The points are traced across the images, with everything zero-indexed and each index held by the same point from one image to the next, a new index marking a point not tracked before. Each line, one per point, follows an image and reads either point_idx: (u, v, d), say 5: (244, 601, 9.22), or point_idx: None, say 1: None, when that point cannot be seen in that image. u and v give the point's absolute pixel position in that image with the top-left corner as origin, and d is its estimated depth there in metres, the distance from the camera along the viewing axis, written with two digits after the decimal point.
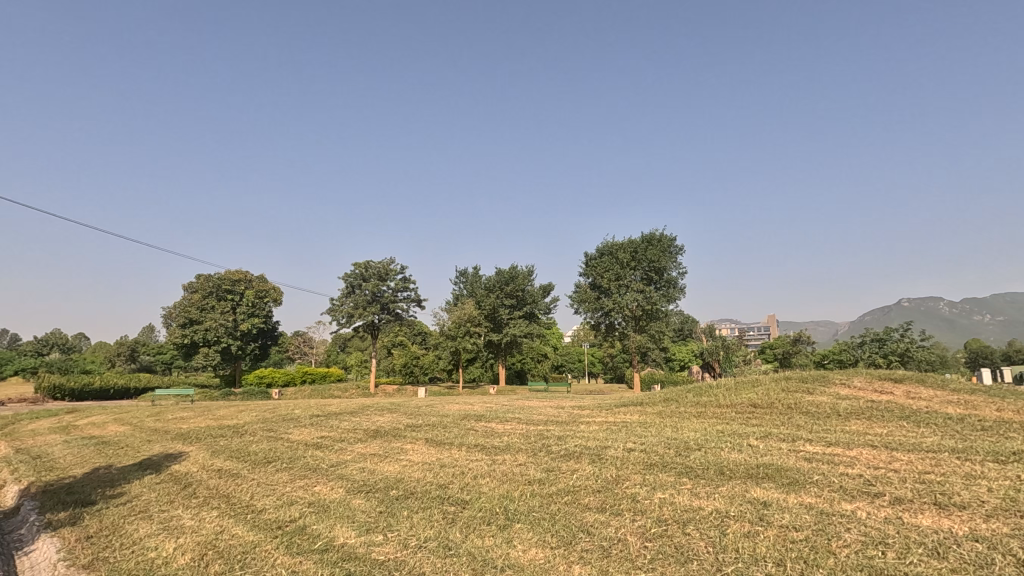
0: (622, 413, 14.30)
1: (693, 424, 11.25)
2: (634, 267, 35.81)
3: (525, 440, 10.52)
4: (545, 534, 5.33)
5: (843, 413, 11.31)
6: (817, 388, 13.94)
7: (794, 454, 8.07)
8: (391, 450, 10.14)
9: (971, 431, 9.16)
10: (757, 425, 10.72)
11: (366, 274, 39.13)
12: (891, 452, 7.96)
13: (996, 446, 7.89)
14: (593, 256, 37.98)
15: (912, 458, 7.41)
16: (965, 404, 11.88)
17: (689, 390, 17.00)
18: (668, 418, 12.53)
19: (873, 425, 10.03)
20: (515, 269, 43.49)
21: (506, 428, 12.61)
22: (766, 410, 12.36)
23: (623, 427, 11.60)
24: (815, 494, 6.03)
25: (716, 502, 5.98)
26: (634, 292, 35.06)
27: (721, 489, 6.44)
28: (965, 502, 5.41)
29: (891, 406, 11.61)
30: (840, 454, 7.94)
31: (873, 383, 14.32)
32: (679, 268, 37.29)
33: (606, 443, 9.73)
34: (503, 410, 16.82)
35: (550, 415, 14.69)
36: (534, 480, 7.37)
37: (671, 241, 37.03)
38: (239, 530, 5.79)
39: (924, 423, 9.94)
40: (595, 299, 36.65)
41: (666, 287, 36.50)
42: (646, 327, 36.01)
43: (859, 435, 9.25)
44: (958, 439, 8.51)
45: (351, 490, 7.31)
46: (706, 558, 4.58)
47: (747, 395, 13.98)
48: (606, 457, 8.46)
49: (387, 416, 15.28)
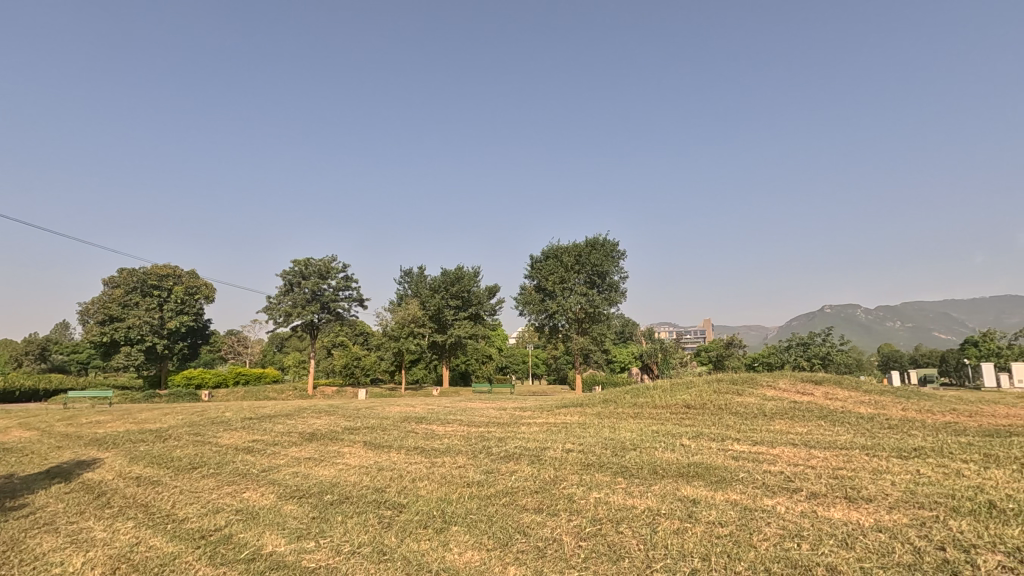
0: (563, 414, 14.54)
1: (630, 425, 11.57)
2: (578, 270, 36.50)
3: (466, 442, 10.51)
4: (481, 536, 5.34)
5: (769, 413, 11.96)
6: (746, 389, 14.70)
7: (722, 452, 8.48)
8: (328, 453, 9.85)
9: (879, 429, 9.94)
10: (690, 425, 11.16)
11: (306, 271, 37.93)
12: (810, 450, 8.49)
13: (900, 442, 8.58)
14: (538, 258, 38.34)
15: (827, 455, 7.94)
16: (876, 404, 12.84)
17: (627, 391, 17.52)
18: (607, 418, 12.88)
19: (794, 424, 10.70)
20: (461, 270, 43.25)
21: (448, 430, 12.53)
22: (698, 410, 12.91)
23: (563, 428, 11.79)
24: (740, 491, 6.35)
25: (648, 500, 6.19)
26: (578, 295, 35.65)
27: (654, 488, 6.67)
28: (872, 496, 5.84)
29: (811, 406, 12.40)
30: (764, 452, 8.40)
31: (796, 384, 15.24)
32: (621, 273, 38.26)
33: (546, 444, 9.85)
34: (444, 411, 16.73)
35: (491, 416, 14.73)
36: (473, 481, 7.37)
37: (614, 245, 37.96)
38: (157, 541, 5.46)
39: (840, 422, 10.68)
40: (539, 301, 37.01)
41: (609, 291, 37.41)
42: (589, 329, 36.68)
43: (782, 434, 9.82)
44: (868, 437, 9.21)
45: (282, 496, 7.03)
46: (638, 555, 4.71)
47: (682, 396, 14.54)
48: (544, 458, 8.57)
49: (325, 419, 14.84)
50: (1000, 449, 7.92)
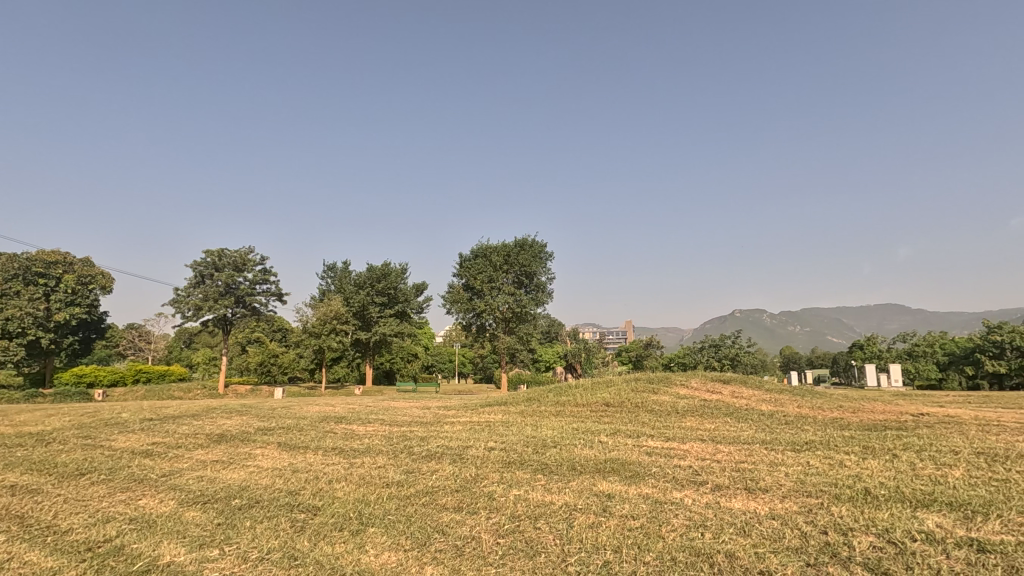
0: (486, 412, 14.61)
1: (551, 423, 11.83)
2: (506, 270, 36.82)
3: (387, 442, 10.31)
4: (399, 537, 5.26)
5: (682, 410, 12.63)
6: (661, 388, 15.44)
7: (637, 449, 8.86)
8: (237, 455, 9.32)
9: (777, 424, 10.78)
10: (609, 422, 11.56)
11: (219, 262, 35.68)
12: (716, 445, 9.06)
13: (794, 437, 9.35)
14: (467, 256, 38.26)
15: (731, 450, 8.51)
16: (776, 402, 13.89)
17: (550, 390, 17.88)
18: (529, 417, 13.08)
19: (703, 421, 11.39)
20: (387, 267, 42.33)
21: (369, 429, 12.25)
22: (616, 408, 13.42)
23: (487, 427, 11.85)
24: (651, 485, 6.67)
25: (566, 496, 6.36)
26: (506, 295, 35.94)
27: (571, 484, 6.86)
28: (768, 487, 6.31)
29: (719, 404, 13.24)
30: (675, 448, 8.87)
31: (706, 383, 16.20)
32: (548, 274, 38.98)
33: (469, 443, 9.85)
34: (365, 411, 16.27)
35: (414, 415, 14.51)
36: (392, 481, 7.24)
37: (542, 247, 38.59)
38: (33, 556, 4.92)
39: (743, 419, 11.48)
40: (467, 300, 36.93)
41: (536, 291, 38.00)
42: (516, 329, 37.11)
43: (692, 430, 10.41)
44: (767, 432, 9.96)
45: (184, 502, 6.56)
46: (553, 550, 4.83)
47: (602, 395, 15.02)
48: (466, 457, 8.57)
49: (235, 419, 14.01)
50: (876, 441, 8.83)
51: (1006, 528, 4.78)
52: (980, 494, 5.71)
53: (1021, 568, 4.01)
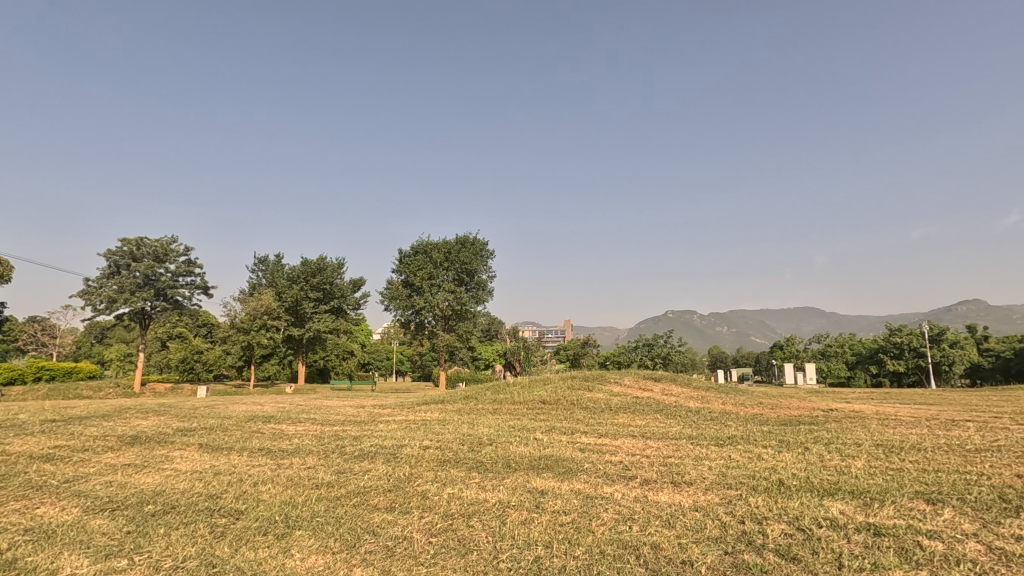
0: (422, 411, 14.41)
1: (488, 421, 11.85)
2: (447, 267, 36.57)
3: (318, 442, 9.98)
4: (327, 539, 5.11)
5: (615, 407, 12.97)
6: (596, 385, 15.85)
7: (571, 445, 9.05)
8: (152, 458, 8.73)
9: (703, 420, 11.31)
10: (544, 419, 11.72)
11: (138, 252, 33.33)
12: (646, 440, 9.39)
13: (718, 432, 9.83)
14: (406, 253, 37.62)
15: (659, 445, 8.85)
16: (703, 399, 14.57)
17: (488, 388, 17.91)
18: (466, 415, 13.03)
19: (634, 418, 11.76)
20: (323, 261, 40.98)
21: (299, 429, 11.82)
22: (552, 405, 13.63)
23: (422, 425, 11.72)
24: (583, 480, 6.83)
25: (500, 493, 6.39)
26: (446, 292, 35.68)
27: (506, 481, 6.89)
28: (693, 480, 6.61)
29: (650, 401, 13.73)
30: (607, 444, 9.13)
31: (639, 381, 16.74)
32: (489, 272, 39.02)
33: (403, 441, 9.71)
34: (295, 409, 15.65)
35: (347, 414, 14.10)
36: (323, 482, 7.02)
37: (483, 245, 38.55)
38: None
39: (673, 415, 11.98)
40: (406, 296, 36.30)
41: (477, 289, 37.94)
42: (455, 326, 36.92)
43: (624, 427, 10.74)
44: (694, 428, 10.41)
45: (89, 509, 6.07)
46: (485, 548, 4.84)
47: (539, 392, 15.22)
48: (401, 456, 8.44)
49: (151, 420, 13.11)
50: (791, 436, 9.44)
51: (899, 512, 5.25)
52: (877, 482, 6.24)
53: (910, 549, 4.41)
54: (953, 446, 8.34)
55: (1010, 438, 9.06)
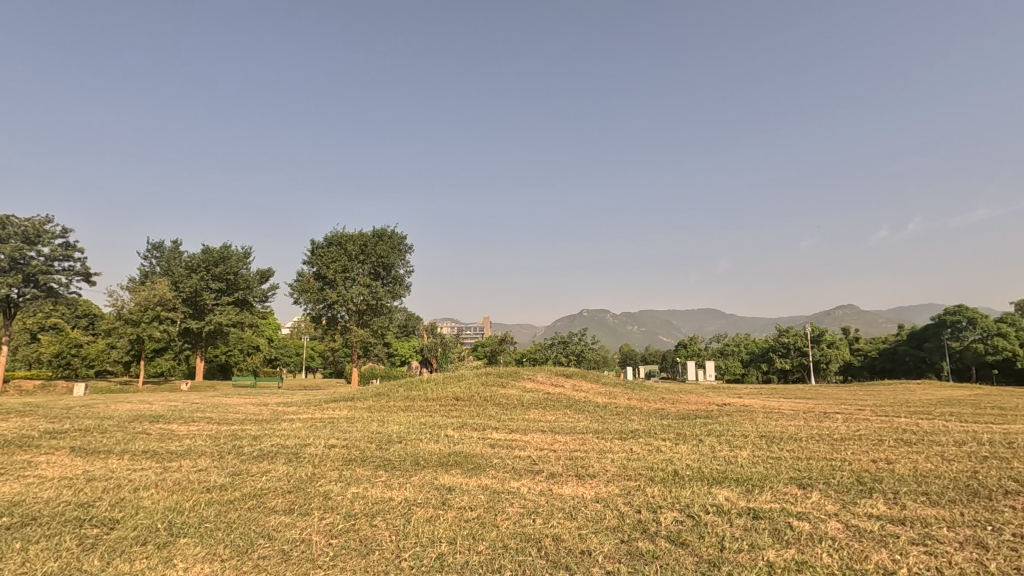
0: (330, 409, 13.88)
1: (399, 418, 11.64)
2: (362, 260, 35.53)
3: (213, 442, 9.32)
4: (216, 546, 4.79)
5: (528, 403, 13.19)
6: (509, 381, 16.05)
7: (481, 441, 9.11)
8: (13, 464, 7.75)
9: (610, 415, 11.79)
10: (457, 416, 11.69)
11: (3, 232, 29.48)
12: (554, 435, 9.64)
13: (622, 426, 10.30)
14: (320, 244, 35.97)
15: (567, 439, 9.11)
16: (610, 394, 15.20)
17: (401, 384, 17.57)
18: (376, 412, 12.71)
19: (546, 413, 12.05)
20: (227, 250, 38.44)
21: (192, 429, 11.00)
22: (465, 402, 13.62)
23: (329, 423, 11.30)
24: (491, 476, 6.90)
25: (407, 491, 6.31)
26: (361, 286, 34.66)
27: (413, 478, 6.81)
28: (596, 472, 6.88)
29: (561, 397, 14.10)
30: (517, 439, 9.28)
31: (551, 377, 17.15)
32: (407, 267, 38.34)
33: (307, 440, 9.31)
34: (188, 408, 14.52)
35: (248, 412, 13.31)
36: (215, 486, 6.57)
37: (401, 238, 37.80)
38: None
39: (582, 410, 12.39)
40: (317, 289, 34.78)
41: (393, 284, 37.15)
42: (369, 322, 35.92)
43: (535, 422, 10.97)
44: (601, 422, 10.84)
45: None
46: (387, 547, 4.75)
47: (452, 389, 15.17)
48: (304, 455, 8.10)
49: (12, 421, 11.61)
50: (687, 429, 10.09)
51: (775, 497, 5.77)
52: (758, 470, 6.82)
53: (782, 529, 4.86)
54: (823, 435, 9.29)
55: (869, 427, 10.24)
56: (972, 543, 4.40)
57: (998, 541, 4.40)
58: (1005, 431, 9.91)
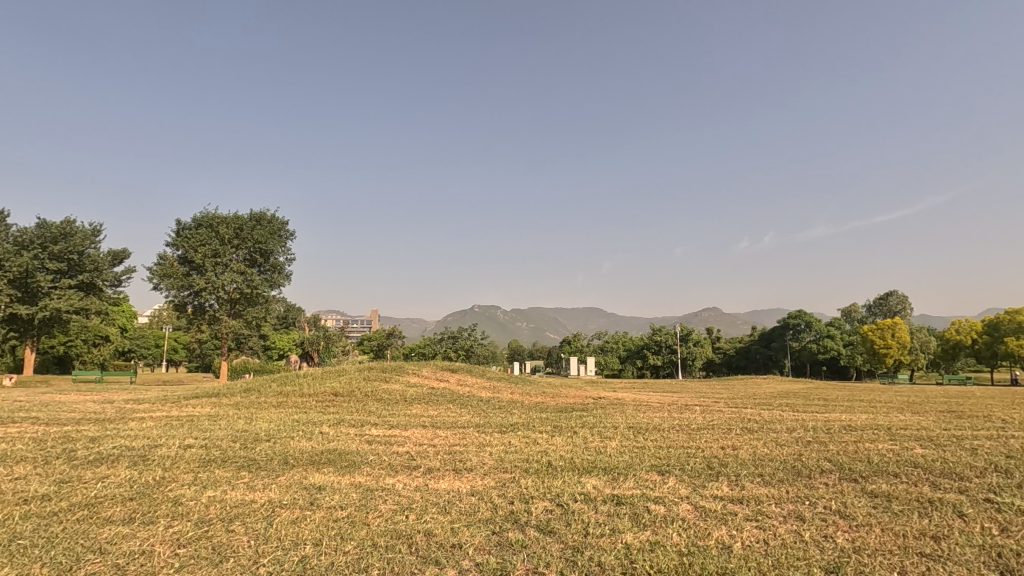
0: (189, 406, 12.61)
1: (270, 414, 10.91)
2: (236, 245, 32.82)
3: (38, 446, 8.07)
4: (28, 566, 4.13)
5: (410, 398, 13.00)
6: (393, 376, 15.72)
7: (358, 438, 8.80)
8: None
9: (491, 409, 11.98)
10: (334, 412, 11.21)
11: None
12: (435, 430, 9.59)
13: (502, 420, 10.50)
14: (186, 225, 32.51)
15: (447, 434, 9.10)
16: (494, 389, 15.43)
17: (273, 379, 16.44)
18: (244, 409, 11.80)
19: (428, 408, 11.98)
20: (70, 226, 33.57)
21: (10, 431, 9.42)
22: (345, 397, 13.12)
23: (187, 422, 10.27)
24: (366, 473, 6.69)
25: (271, 492, 5.91)
26: (233, 273, 31.98)
27: (279, 479, 6.40)
28: (473, 466, 6.96)
29: (445, 391, 14.09)
30: (396, 435, 9.09)
31: (436, 372, 17.04)
32: (287, 254, 36.03)
33: (158, 441, 8.37)
34: (9, 408, 12.41)
35: (87, 412, 11.69)
36: (36, 496, 5.69)
37: (282, 224, 35.47)
38: None
39: (464, 405, 12.46)
40: (182, 275, 31.47)
41: (272, 272, 34.75)
42: (243, 312, 33.25)
43: (416, 417, 10.86)
44: (483, 416, 10.96)
45: None
46: (245, 553, 4.41)
47: (331, 384, 14.53)
48: (153, 458, 7.28)
49: None
50: (563, 421, 10.53)
51: (637, 483, 6.20)
52: (624, 458, 7.29)
53: (641, 514, 5.23)
54: (682, 426, 10.17)
55: (721, 418, 11.40)
56: (793, 516, 5.06)
57: (813, 513, 5.11)
58: (825, 419, 11.55)
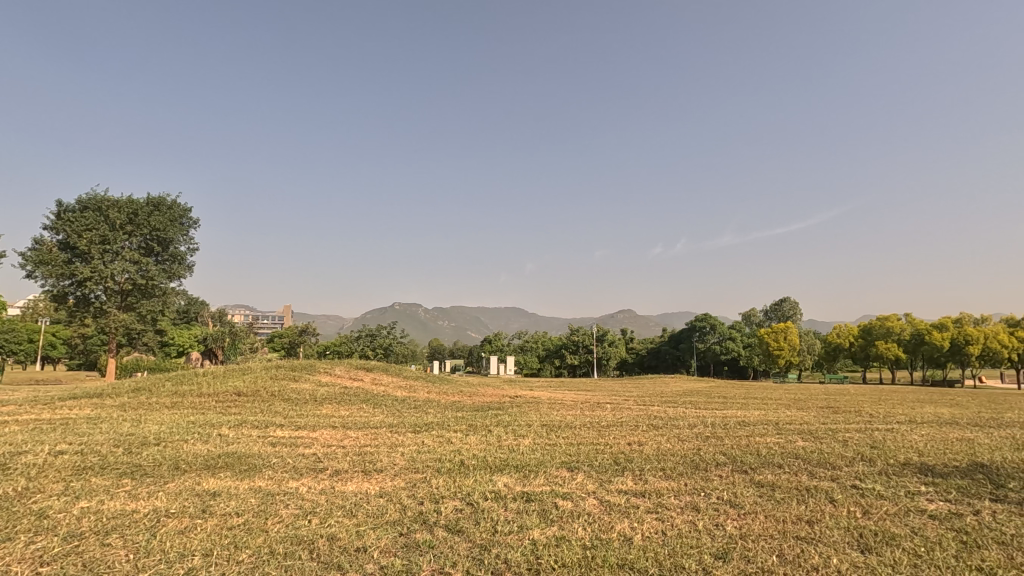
0: (64, 408, 11.30)
1: (161, 416, 10.04)
2: (129, 232, 30.00)
3: None
4: None
5: (320, 398, 12.49)
6: (303, 375, 15.03)
7: (261, 440, 8.31)
8: None
9: (406, 409, 11.74)
10: (235, 413, 10.50)
11: None
12: (345, 430, 9.26)
13: (417, 420, 10.33)
14: (68, 207, 29.21)
15: (358, 435, 8.81)
16: (410, 388, 15.18)
17: (168, 378, 15.15)
18: (131, 411, 10.78)
19: (339, 408, 11.55)
20: None
21: None
22: (249, 397, 12.36)
23: (60, 426, 9.21)
24: (267, 477, 6.33)
25: (157, 500, 5.44)
26: (125, 262, 29.21)
27: (167, 486, 5.90)
28: (384, 467, 6.78)
29: (358, 391, 13.66)
30: (303, 436, 8.68)
31: (350, 370, 16.51)
32: (189, 244, 33.59)
33: (22, 448, 7.43)
34: None
35: None
36: None
37: (184, 210, 33.01)
38: None
39: (378, 404, 12.14)
40: (63, 263, 28.22)
41: (170, 263, 32.21)
42: (135, 305, 30.51)
43: (326, 417, 10.45)
44: (396, 416, 10.72)
45: None
46: (122, 568, 4.03)
47: (234, 383, 13.64)
48: (15, 467, 6.46)
49: None
50: (478, 420, 10.54)
51: (547, 480, 6.33)
52: (536, 456, 7.42)
53: (549, 510, 5.34)
54: (593, 423, 10.51)
55: (629, 415, 11.89)
56: (690, 507, 5.37)
57: (707, 503, 5.45)
58: (723, 415, 12.38)
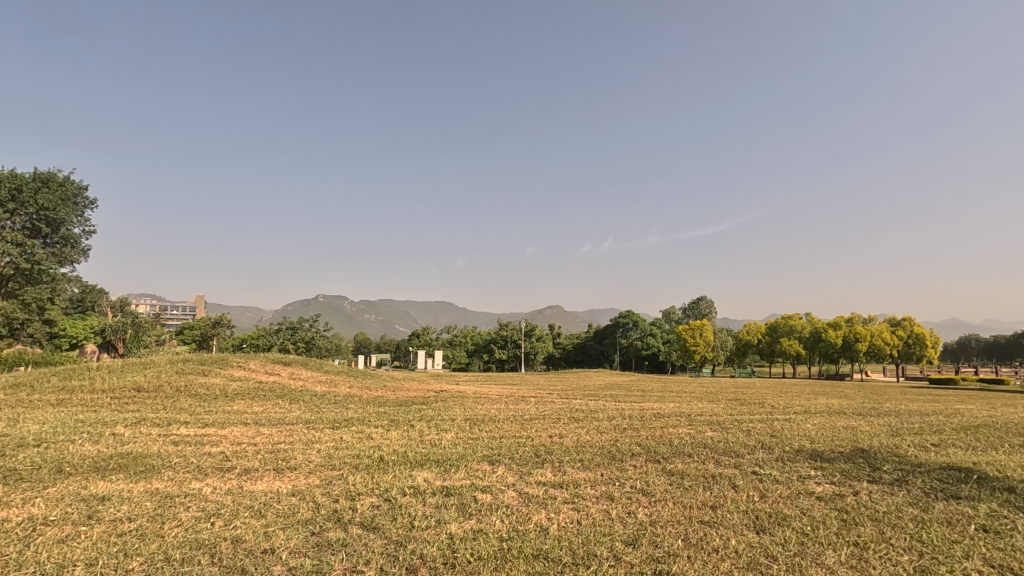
0: None
1: (44, 415, 9.06)
2: (11, 209, 26.88)
3: None
4: None
5: (232, 394, 11.78)
6: (212, 370, 14.07)
7: (162, 438, 7.71)
8: None
9: (325, 404, 11.33)
10: (133, 411, 9.67)
11: None
12: (258, 427, 8.80)
13: (336, 415, 9.99)
14: None
15: (271, 432, 8.40)
16: (330, 383, 14.65)
17: (54, 374, 13.65)
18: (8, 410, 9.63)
19: (253, 404, 10.96)
20: None
21: None
22: (150, 393, 11.44)
23: None
24: (166, 478, 5.89)
25: (35, 507, 4.91)
26: (5, 244, 26.06)
27: (47, 491, 5.34)
28: (297, 465, 6.50)
29: (274, 386, 13.01)
30: (211, 434, 8.16)
31: (266, 365, 15.66)
32: (83, 225, 30.75)
33: None
34: None
35: None
36: None
37: (77, 189, 30.16)
38: None
39: (295, 399, 11.63)
40: None
41: (61, 246, 29.26)
42: (18, 292, 27.35)
43: (237, 413, 9.88)
44: (314, 412, 10.31)
45: None
46: None
47: (133, 378, 12.55)
48: None
49: None
50: (401, 415, 10.36)
51: (468, 474, 6.31)
52: (458, 450, 7.39)
53: (468, 503, 5.33)
54: (516, 416, 10.61)
55: (553, 408, 12.10)
56: (605, 496, 5.54)
57: (621, 492, 5.64)
58: (640, 407, 12.89)
